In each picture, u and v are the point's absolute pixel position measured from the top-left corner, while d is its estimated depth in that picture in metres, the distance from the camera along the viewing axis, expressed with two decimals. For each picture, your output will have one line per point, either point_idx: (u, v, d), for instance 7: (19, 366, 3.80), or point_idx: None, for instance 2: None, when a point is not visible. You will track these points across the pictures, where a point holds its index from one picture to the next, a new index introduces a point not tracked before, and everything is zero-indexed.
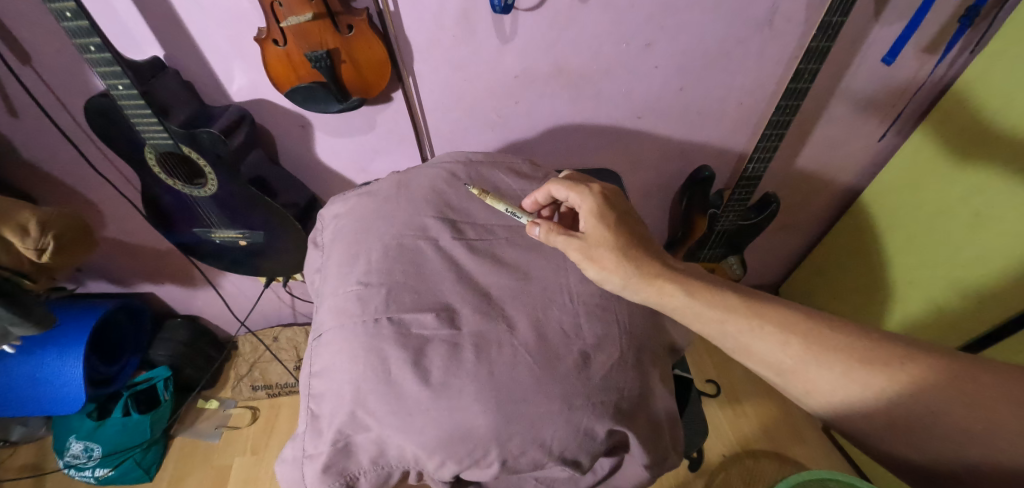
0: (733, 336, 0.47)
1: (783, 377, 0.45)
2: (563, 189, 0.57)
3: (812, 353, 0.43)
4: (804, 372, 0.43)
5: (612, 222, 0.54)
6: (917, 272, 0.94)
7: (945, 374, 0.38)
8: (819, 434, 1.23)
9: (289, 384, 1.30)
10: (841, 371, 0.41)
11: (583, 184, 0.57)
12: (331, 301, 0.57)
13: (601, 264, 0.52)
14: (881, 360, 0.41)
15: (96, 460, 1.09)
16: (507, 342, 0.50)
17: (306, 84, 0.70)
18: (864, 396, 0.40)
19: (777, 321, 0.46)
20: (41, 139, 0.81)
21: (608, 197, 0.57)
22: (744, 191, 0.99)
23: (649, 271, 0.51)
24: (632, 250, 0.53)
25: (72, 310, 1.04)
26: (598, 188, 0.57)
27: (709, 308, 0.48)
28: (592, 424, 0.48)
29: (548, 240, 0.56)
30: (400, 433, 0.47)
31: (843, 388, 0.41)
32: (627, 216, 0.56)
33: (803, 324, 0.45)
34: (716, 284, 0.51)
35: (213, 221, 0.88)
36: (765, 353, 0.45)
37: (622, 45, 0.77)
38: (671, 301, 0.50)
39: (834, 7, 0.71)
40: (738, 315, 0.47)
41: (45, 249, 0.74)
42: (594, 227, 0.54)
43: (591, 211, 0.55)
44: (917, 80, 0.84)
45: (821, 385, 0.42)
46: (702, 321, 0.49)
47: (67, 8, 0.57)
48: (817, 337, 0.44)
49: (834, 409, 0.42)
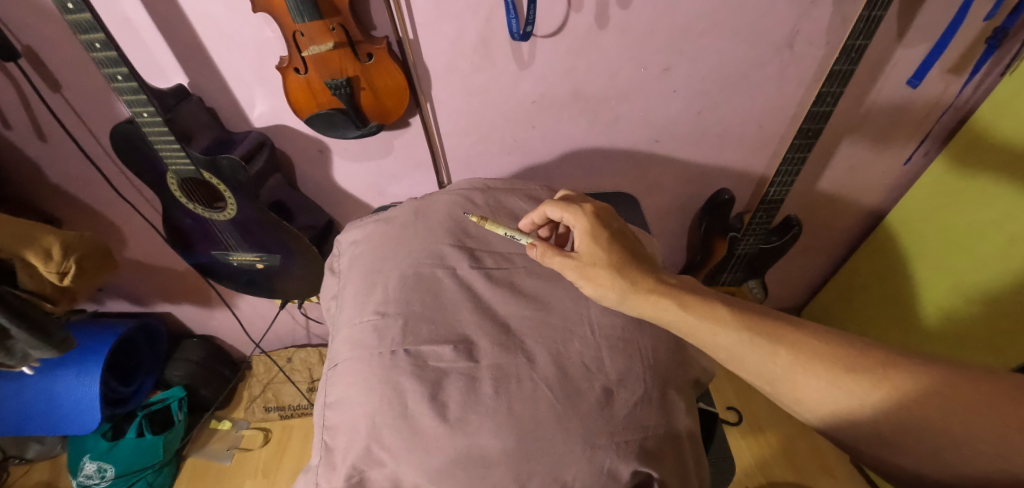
0: (724, 347, 0.45)
1: (772, 386, 0.44)
2: (555, 210, 0.57)
3: (800, 362, 0.42)
4: (793, 381, 0.42)
5: (605, 241, 0.54)
6: (946, 295, 0.91)
7: (928, 378, 0.38)
8: (847, 466, 1.18)
9: (302, 406, 1.30)
10: (828, 380, 0.41)
11: (576, 204, 0.57)
12: (346, 331, 0.56)
13: (598, 282, 0.52)
14: (866, 367, 0.40)
15: (108, 481, 1.07)
16: (526, 376, 0.49)
17: (326, 110, 0.70)
18: (850, 404, 0.40)
19: (764, 330, 0.45)
20: (68, 163, 0.83)
21: (600, 215, 0.56)
22: (766, 213, 0.96)
23: (644, 286, 0.51)
24: (628, 267, 0.52)
25: (91, 331, 1.05)
26: (590, 207, 0.57)
27: (701, 320, 0.47)
28: (616, 465, 0.45)
29: (543, 261, 0.55)
30: (416, 470, 0.45)
31: (832, 397, 0.40)
32: (620, 233, 0.56)
33: (790, 333, 0.44)
34: (709, 296, 0.50)
35: (232, 244, 0.89)
36: (753, 363, 0.44)
37: (640, 70, 0.77)
38: (664, 313, 0.49)
39: (858, 30, 0.69)
40: (728, 326, 0.46)
41: (66, 272, 0.75)
42: (587, 246, 0.54)
43: (585, 229, 0.54)
44: (943, 102, 0.82)
45: (809, 394, 0.41)
46: (694, 333, 0.47)
47: (97, 39, 0.58)
48: (803, 346, 0.43)
49: (825, 419, 0.41)
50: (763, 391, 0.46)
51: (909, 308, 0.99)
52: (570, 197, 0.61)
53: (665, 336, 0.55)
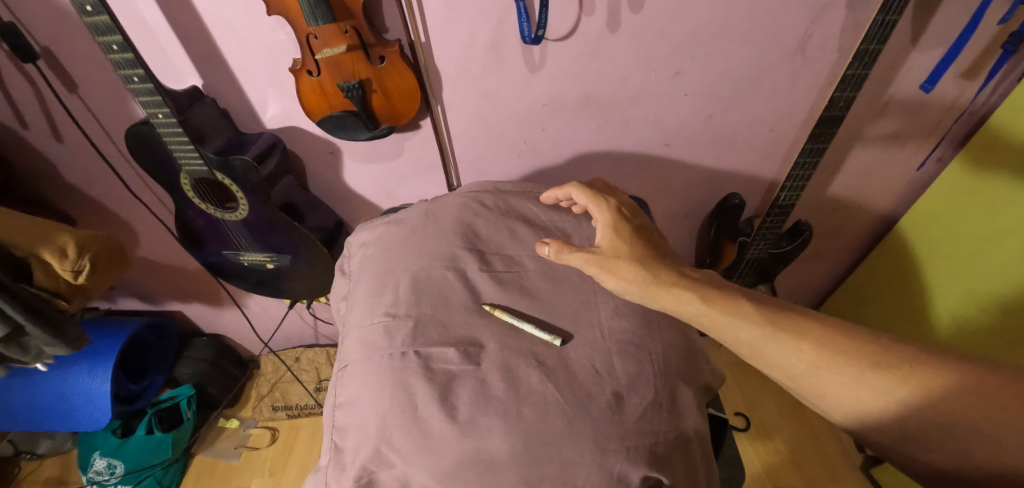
0: (748, 343, 0.46)
1: (796, 382, 0.45)
2: (582, 196, 0.60)
3: (824, 359, 0.43)
4: (817, 377, 0.43)
5: (626, 235, 0.56)
6: (961, 305, 0.90)
7: (952, 375, 0.38)
8: (857, 474, 1.16)
9: (309, 406, 1.30)
10: (852, 375, 0.41)
11: (602, 197, 0.60)
12: (358, 332, 0.56)
13: (620, 275, 0.53)
14: (890, 364, 0.41)
15: (118, 477, 1.09)
16: (536, 380, 0.49)
17: (337, 112, 0.71)
18: (876, 400, 0.40)
19: (788, 326, 0.46)
20: (83, 163, 0.84)
21: (623, 210, 0.59)
22: (776, 218, 0.96)
23: (665, 279, 0.52)
24: (650, 260, 0.54)
25: (103, 328, 1.06)
26: (615, 202, 0.60)
27: (723, 315, 0.48)
28: (626, 470, 0.45)
29: (559, 259, 0.56)
30: (424, 473, 0.45)
31: (856, 393, 0.41)
32: (642, 226, 0.58)
33: (814, 328, 0.45)
34: (731, 290, 0.50)
35: (243, 244, 0.90)
36: (777, 359, 0.45)
37: (651, 74, 0.76)
38: (687, 308, 0.50)
39: (871, 35, 0.69)
40: (750, 321, 0.47)
41: (81, 271, 0.76)
42: (608, 241, 0.56)
43: (607, 223, 0.57)
44: (957, 107, 0.81)
45: (833, 390, 0.42)
46: (717, 328, 0.48)
47: (115, 41, 0.59)
48: (828, 341, 0.44)
49: (850, 416, 0.42)
50: (786, 388, 0.47)
51: (921, 316, 0.98)
52: (597, 186, 0.63)
53: (675, 340, 0.55)
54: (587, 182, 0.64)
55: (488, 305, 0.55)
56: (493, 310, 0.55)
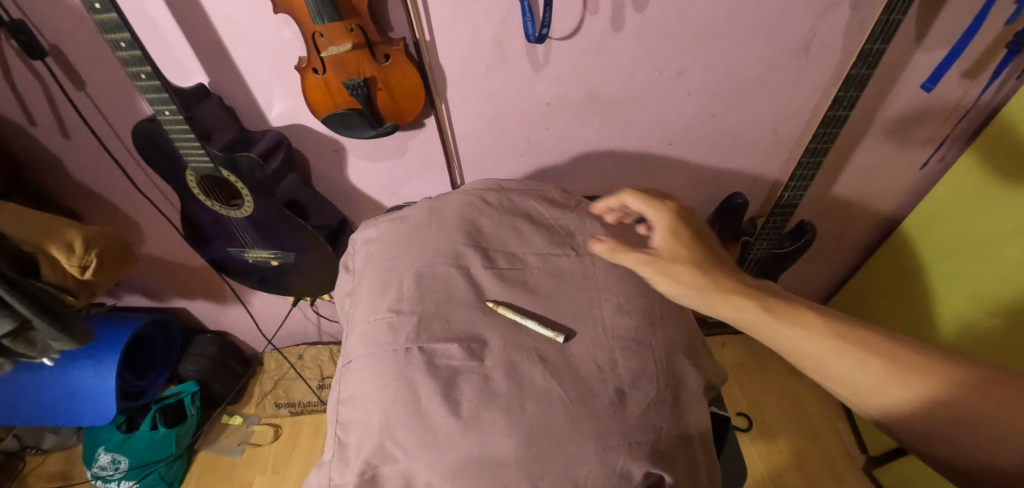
0: (764, 324, 0.45)
1: (811, 368, 0.43)
2: (638, 202, 0.59)
3: (841, 345, 0.42)
4: (833, 362, 0.41)
5: (685, 239, 0.54)
6: (961, 305, 0.90)
7: (970, 376, 0.38)
8: (859, 475, 1.16)
9: (311, 403, 1.31)
10: (869, 364, 0.40)
11: (657, 202, 0.58)
12: (362, 327, 0.57)
13: (677, 277, 0.50)
14: (908, 358, 0.40)
15: (122, 472, 1.11)
16: (539, 376, 0.49)
17: (342, 110, 0.71)
18: (893, 390, 0.39)
19: (808, 313, 0.44)
20: (90, 160, 0.85)
21: (680, 214, 0.57)
22: (779, 217, 0.96)
23: (723, 283, 0.49)
24: (710, 265, 0.51)
25: (109, 324, 1.07)
26: (673, 206, 0.58)
27: (742, 299, 0.47)
28: (628, 466, 0.45)
29: (613, 258, 0.52)
30: (427, 468, 0.45)
31: (873, 381, 0.39)
32: (701, 234, 0.56)
33: (834, 319, 0.44)
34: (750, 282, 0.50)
35: (248, 241, 0.90)
36: (794, 341, 0.43)
37: (654, 73, 0.77)
38: (744, 314, 0.46)
39: (875, 34, 0.68)
40: (770, 305, 0.45)
41: (87, 266, 0.77)
42: (665, 243, 0.54)
43: (666, 225, 0.55)
44: (961, 107, 0.81)
45: (849, 376, 0.40)
46: (734, 310, 0.47)
47: (123, 39, 0.59)
48: (846, 330, 0.43)
49: (866, 407, 0.40)
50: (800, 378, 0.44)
51: (925, 317, 0.98)
52: (648, 193, 0.62)
53: (679, 338, 0.55)
54: (639, 190, 0.63)
55: (492, 301, 0.56)
56: (497, 307, 0.55)
